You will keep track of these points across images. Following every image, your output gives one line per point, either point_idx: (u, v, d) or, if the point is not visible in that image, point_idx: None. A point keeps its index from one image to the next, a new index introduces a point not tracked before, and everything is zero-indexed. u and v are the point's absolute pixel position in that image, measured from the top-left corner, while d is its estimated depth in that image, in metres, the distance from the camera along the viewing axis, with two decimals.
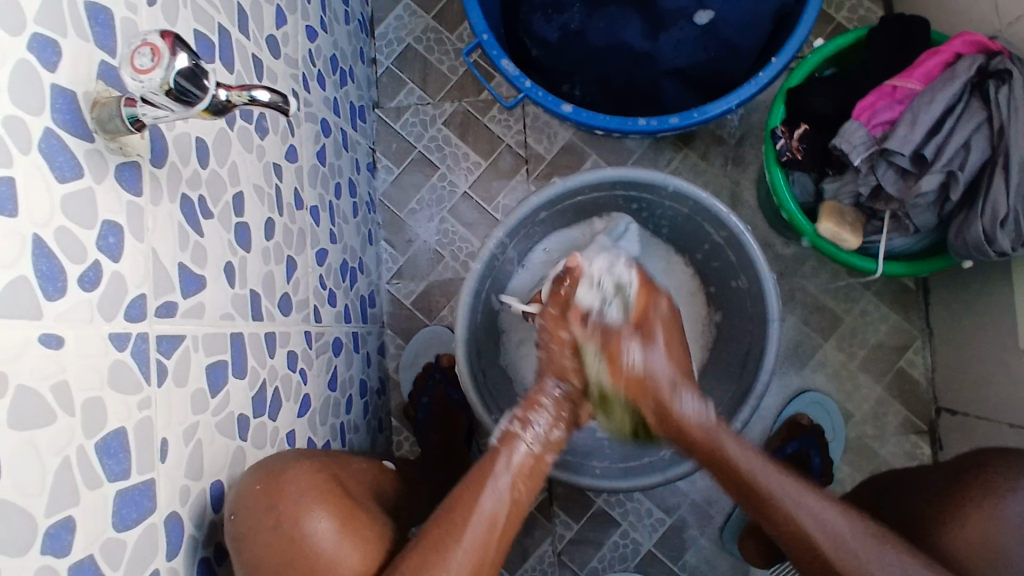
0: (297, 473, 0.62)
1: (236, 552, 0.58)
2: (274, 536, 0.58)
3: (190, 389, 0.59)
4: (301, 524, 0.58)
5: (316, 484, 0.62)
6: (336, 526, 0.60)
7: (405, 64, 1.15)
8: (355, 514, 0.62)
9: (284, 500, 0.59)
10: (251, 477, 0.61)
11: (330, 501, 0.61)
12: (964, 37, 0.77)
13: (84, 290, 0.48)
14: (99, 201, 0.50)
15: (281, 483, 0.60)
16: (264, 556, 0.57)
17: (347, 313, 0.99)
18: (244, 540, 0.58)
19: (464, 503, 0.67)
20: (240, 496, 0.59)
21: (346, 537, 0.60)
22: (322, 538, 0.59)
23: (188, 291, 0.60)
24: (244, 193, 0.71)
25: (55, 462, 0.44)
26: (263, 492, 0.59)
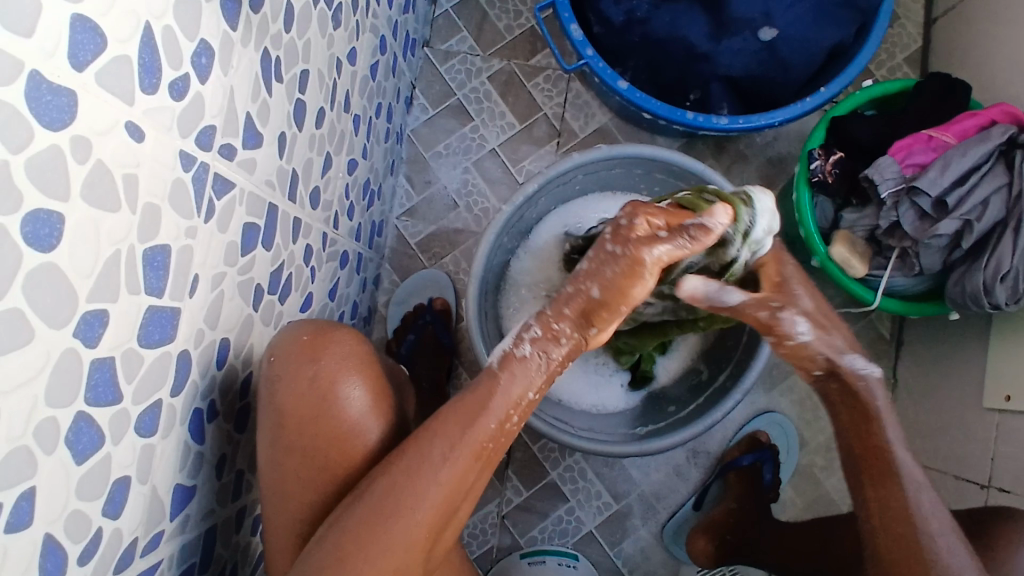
0: (341, 338, 0.66)
1: (267, 389, 0.63)
2: (307, 388, 0.63)
3: (227, 239, 0.59)
4: (335, 386, 0.63)
5: (359, 354, 0.66)
6: (365, 396, 0.65)
7: (464, 11, 1.16)
8: (386, 393, 0.68)
9: (325, 357, 0.64)
10: (301, 327, 0.65)
11: (365, 371, 0.66)
12: (1002, 106, 0.84)
13: (170, 98, 0.47)
14: (202, 19, 0.49)
15: (325, 342, 0.65)
16: (292, 397, 0.63)
17: (359, 232, 0.98)
18: (277, 383, 0.62)
19: (456, 432, 0.62)
20: (284, 344, 0.64)
21: (375, 411, 0.66)
22: (352, 405, 0.64)
23: (247, 144, 0.59)
24: (310, 73, 0.71)
25: (108, 252, 0.44)
26: (307, 345, 0.64)
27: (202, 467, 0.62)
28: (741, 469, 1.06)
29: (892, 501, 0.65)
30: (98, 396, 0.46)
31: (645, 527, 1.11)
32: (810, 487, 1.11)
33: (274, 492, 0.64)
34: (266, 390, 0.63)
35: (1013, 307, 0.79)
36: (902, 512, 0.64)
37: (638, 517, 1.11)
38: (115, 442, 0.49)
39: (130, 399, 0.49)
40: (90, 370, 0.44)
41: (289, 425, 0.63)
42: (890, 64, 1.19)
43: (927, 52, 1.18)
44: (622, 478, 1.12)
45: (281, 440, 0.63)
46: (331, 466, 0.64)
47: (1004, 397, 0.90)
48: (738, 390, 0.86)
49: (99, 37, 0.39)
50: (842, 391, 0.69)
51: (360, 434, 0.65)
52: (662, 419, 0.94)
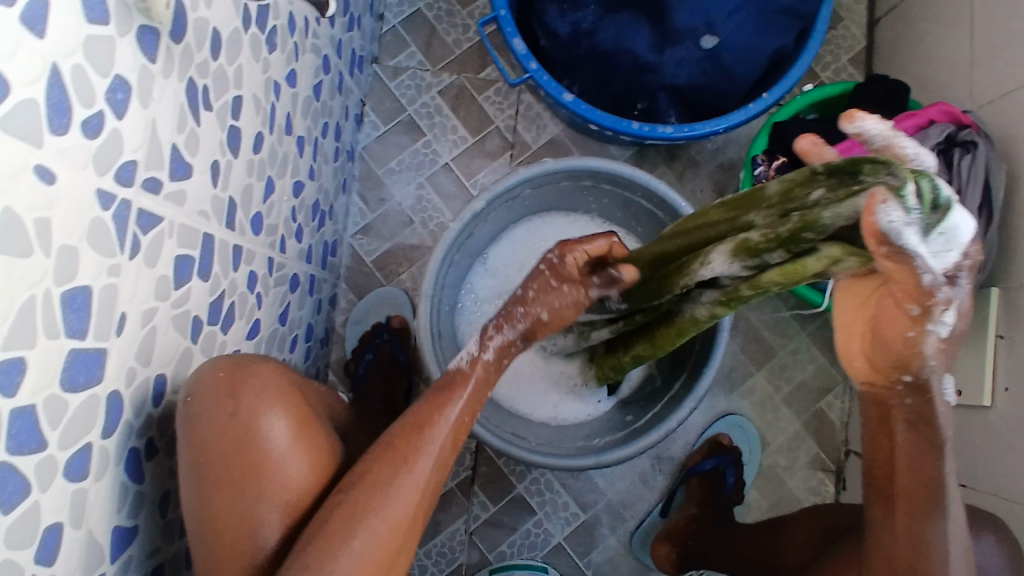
0: (260, 371, 0.65)
1: (185, 431, 0.61)
2: (229, 424, 0.61)
3: (157, 274, 0.57)
4: (257, 417, 0.62)
5: (279, 386, 0.65)
6: (288, 427, 0.63)
7: (411, 27, 1.16)
8: (308, 423, 0.67)
9: (244, 391, 0.62)
10: (216, 365, 0.64)
11: (287, 403, 0.64)
12: (940, 106, 0.85)
13: (85, 136, 0.46)
14: (117, 54, 0.48)
15: (244, 377, 0.63)
16: (213, 434, 0.60)
17: (309, 254, 0.97)
18: (195, 422, 0.61)
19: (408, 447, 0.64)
20: (204, 383, 0.62)
21: (299, 445, 0.64)
22: (276, 438, 0.62)
23: (175, 176, 0.58)
24: (243, 98, 0.70)
25: (24, 298, 0.42)
26: (226, 381, 0.63)
27: (142, 507, 0.61)
28: (703, 473, 1.07)
29: (925, 536, 0.62)
30: (20, 445, 0.44)
31: (614, 536, 1.11)
32: (774, 487, 1.12)
33: (205, 538, 0.61)
34: (184, 430, 0.61)
35: None
36: (933, 550, 0.62)
37: (606, 526, 1.11)
38: (42, 491, 0.47)
39: (56, 445, 0.48)
40: (11, 420, 0.43)
41: (210, 465, 0.60)
42: (835, 65, 1.20)
43: (871, 53, 1.20)
44: (588, 488, 1.12)
45: (204, 482, 0.60)
46: (270, 499, 0.62)
47: (954, 392, 0.91)
48: (692, 396, 0.87)
49: (2, 82, 0.38)
50: (914, 416, 0.58)
51: (289, 466, 0.63)
52: (620, 429, 0.94)
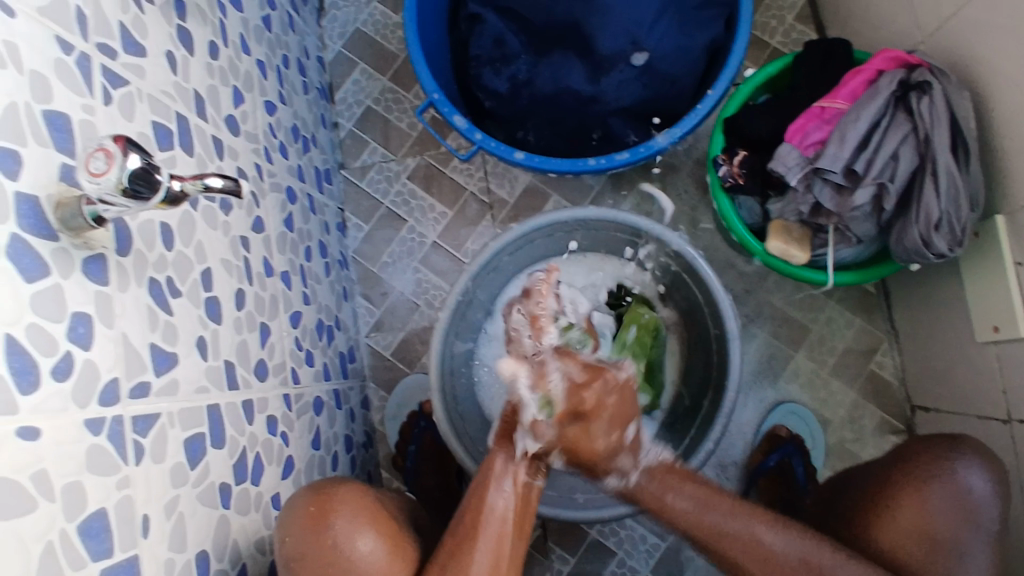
0: (342, 497, 0.71)
1: (290, 568, 0.68)
2: (326, 554, 0.68)
3: (169, 464, 0.62)
4: (348, 544, 0.68)
5: (362, 507, 0.71)
6: (378, 543, 0.70)
7: (366, 125, 1.20)
8: (396, 537, 0.73)
9: (335, 521, 0.69)
10: (304, 500, 0.70)
11: (376, 523, 0.71)
12: (884, 54, 0.82)
13: (56, 382, 0.50)
14: (67, 296, 0.53)
15: (331, 507, 0.70)
16: (315, 568, 0.67)
17: (326, 371, 1.01)
18: (296, 559, 0.68)
19: (465, 534, 0.73)
20: (293, 521, 0.69)
21: (390, 558, 0.70)
22: (369, 557, 0.69)
23: (160, 369, 0.63)
24: (211, 269, 0.74)
25: (39, 548, 0.46)
26: (317, 514, 0.69)
27: None
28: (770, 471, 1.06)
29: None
30: None
31: (700, 555, 1.09)
32: (848, 464, 1.08)
33: None
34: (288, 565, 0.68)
35: (958, 251, 0.78)
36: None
37: (690, 548, 1.10)
38: None
39: None
40: None
41: None
42: (783, 28, 1.17)
43: (815, 3, 1.17)
44: None
45: None
46: None
47: (993, 328, 0.87)
48: (721, 412, 0.86)
49: None
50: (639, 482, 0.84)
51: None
52: (664, 458, 0.94)
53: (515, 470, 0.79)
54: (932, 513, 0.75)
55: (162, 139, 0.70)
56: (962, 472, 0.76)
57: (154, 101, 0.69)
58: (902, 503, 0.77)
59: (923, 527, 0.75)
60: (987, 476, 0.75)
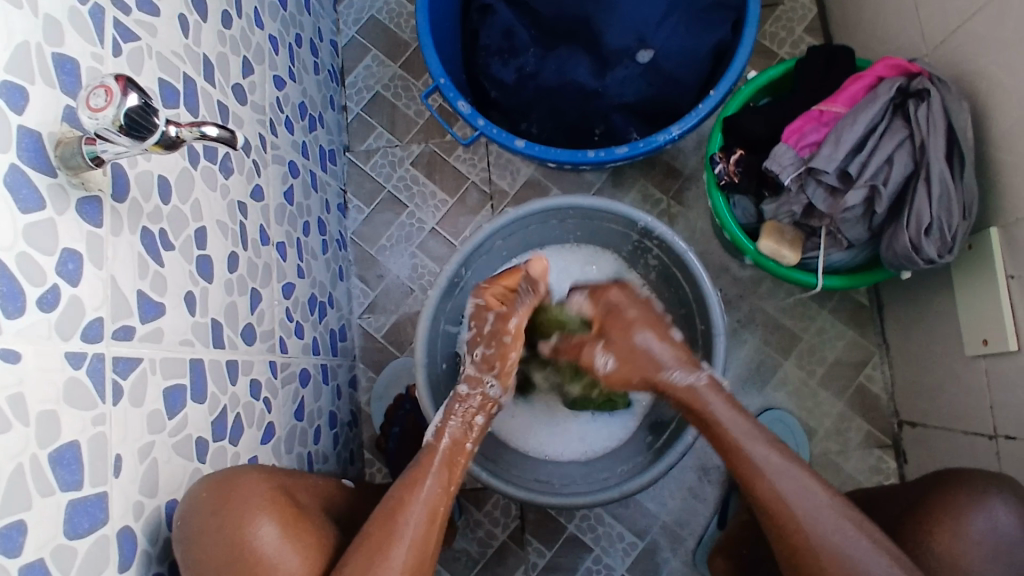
0: (243, 483, 0.67)
1: (184, 556, 0.62)
2: (221, 541, 0.63)
3: (148, 410, 0.62)
4: (244, 529, 0.64)
5: (262, 493, 0.67)
6: (277, 531, 0.65)
7: (374, 110, 1.22)
8: (297, 520, 0.68)
9: (231, 506, 0.64)
10: (200, 486, 0.65)
11: (272, 510, 0.66)
12: (885, 61, 0.83)
13: (42, 311, 0.51)
14: (60, 231, 0.54)
15: (230, 493, 0.65)
16: (213, 558, 0.62)
17: (315, 345, 1.01)
18: (191, 546, 0.62)
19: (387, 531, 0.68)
20: (190, 509, 0.63)
21: (288, 541, 0.66)
22: (265, 543, 0.64)
23: (147, 317, 0.64)
24: (207, 228, 0.75)
25: (10, 468, 0.47)
26: (215, 499, 0.64)
27: None
28: None
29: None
30: None
31: (676, 557, 1.09)
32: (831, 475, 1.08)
33: None
34: (182, 554, 0.63)
35: (947, 258, 0.78)
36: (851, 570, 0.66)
37: (667, 549, 1.09)
38: None
39: None
40: None
41: None
42: (792, 39, 1.18)
43: (825, 17, 1.18)
44: (640, 514, 1.11)
45: None
46: None
47: (982, 341, 0.87)
48: None
49: None
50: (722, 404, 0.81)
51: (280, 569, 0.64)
52: (643, 453, 0.94)
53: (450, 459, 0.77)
54: (969, 548, 0.72)
55: (168, 97, 0.71)
56: (996, 508, 0.73)
57: (163, 60, 0.70)
58: (939, 529, 0.74)
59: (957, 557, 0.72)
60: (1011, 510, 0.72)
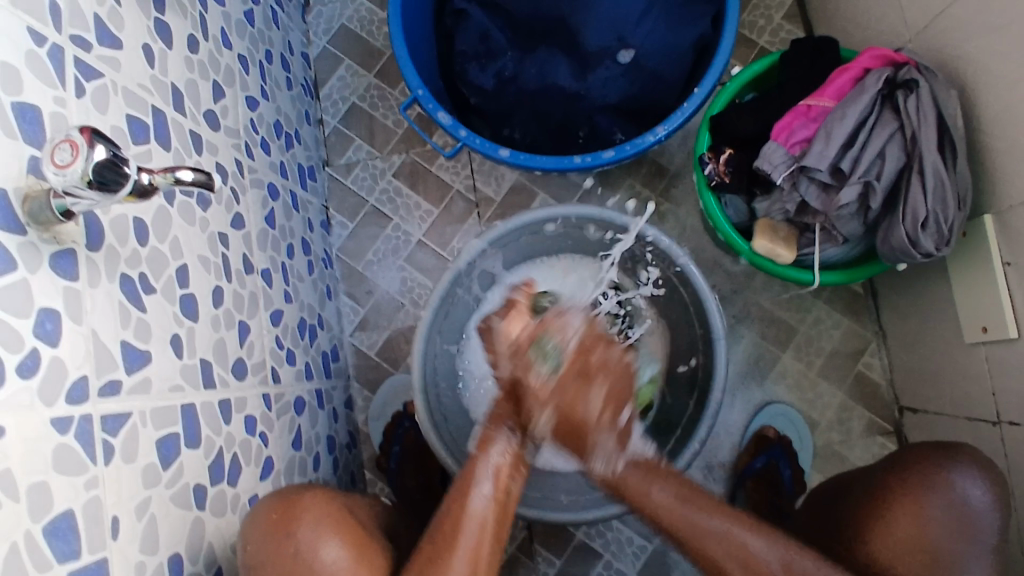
0: (309, 503, 0.71)
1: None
2: (286, 560, 0.67)
3: (140, 465, 0.60)
4: (314, 550, 0.67)
5: (331, 513, 0.71)
6: (345, 553, 0.69)
7: (351, 122, 1.19)
8: (364, 541, 0.72)
9: (296, 528, 0.68)
10: (268, 506, 0.70)
11: (341, 530, 0.70)
12: (871, 52, 0.82)
13: (22, 379, 0.49)
14: (35, 292, 0.51)
15: (295, 514, 0.69)
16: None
17: (308, 371, 0.99)
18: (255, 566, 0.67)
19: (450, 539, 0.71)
20: (256, 526, 0.68)
21: (358, 563, 0.69)
22: (334, 563, 0.68)
23: (132, 367, 0.61)
24: (188, 265, 0.73)
25: (3, 549, 0.45)
26: (280, 522, 0.68)
27: None
28: (758, 473, 1.05)
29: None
30: None
31: (686, 557, 1.09)
32: (836, 465, 1.08)
33: None
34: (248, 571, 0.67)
35: (945, 250, 0.77)
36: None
37: (677, 549, 1.09)
38: None
39: None
40: None
41: None
42: (771, 27, 1.16)
43: (803, 3, 1.16)
44: None
45: None
46: None
47: (980, 328, 0.86)
48: (707, 413, 0.85)
49: None
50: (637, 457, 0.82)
51: None
52: None
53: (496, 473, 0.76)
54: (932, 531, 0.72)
55: (137, 134, 0.68)
56: (962, 485, 0.73)
57: (130, 95, 0.67)
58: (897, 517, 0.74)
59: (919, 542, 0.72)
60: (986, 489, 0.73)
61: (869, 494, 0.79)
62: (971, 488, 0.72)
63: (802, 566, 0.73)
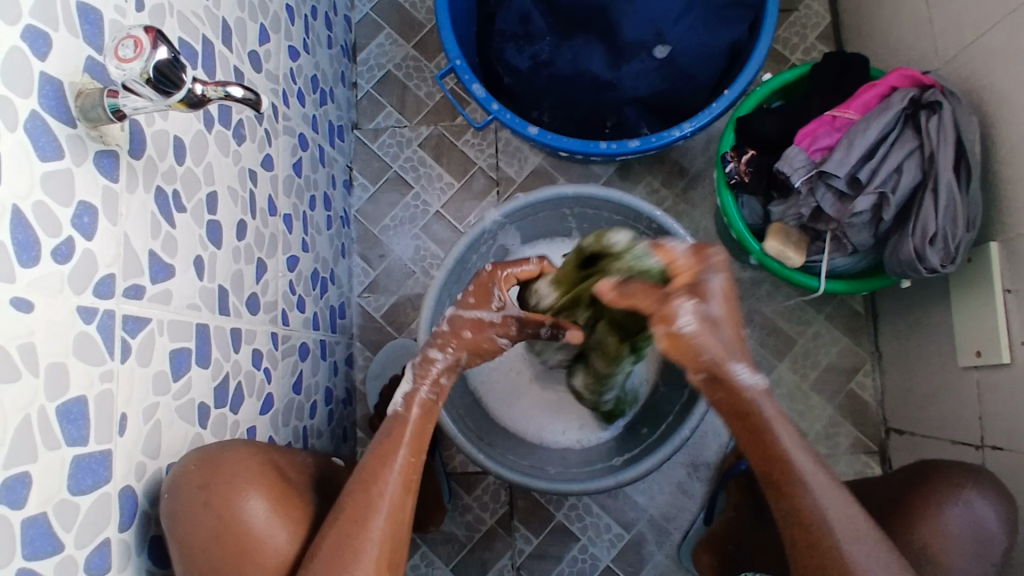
0: (230, 457, 0.66)
1: (170, 528, 0.61)
2: (206, 516, 0.62)
3: (152, 371, 0.62)
4: (232, 504, 0.63)
5: (253, 470, 0.66)
6: (266, 506, 0.65)
7: (385, 89, 1.21)
8: (285, 494, 0.68)
9: (217, 480, 0.63)
10: (185, 458, 0.64)
11: (261, 484, 0.66)
12: (900, 72, 0.84)
13: (55, 263, 0.51)
14: (77, 184, 0.53)
15: (216, 465, 0.64)
16: (201, 528, 0.61)
17: (315, 321, 1.01)
18: (178, 519, 0.61)
19: (375, 491, 0.67)
20: (176, 482, 0.62)
21: (276, 515, 0.66)
22: (254, 516, 0.64)
23: (156, 278, 0.63)
24: (218, 194, 0.75)
25: (17, 419, 0.47)
26: (198, 472, 0.63)
27: None
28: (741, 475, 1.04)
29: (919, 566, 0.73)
30: (36, 548, 0.49)
31: (662, 551, 1.10)
32: None
33: None
34: (168, 527, 0.61)
35: (950, 268, 0.79)
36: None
37: (653, 542, 1.10)
38: None
39: (72, 544, 0.52)
40: (23, 527, 0.48)
41: (200, 555, 0.62)
42: (805, 45, 1.19)
43: (838, 26, 1.19)
44: (629, 506, 1.12)
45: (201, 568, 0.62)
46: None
47: (975, 353, 0.88)
48: (699, 404, 0.87)
49: None
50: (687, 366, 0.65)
51: (269, 542, 0.64)
52: (637, 445, 0.95)
53: (416, 436, 0.71)
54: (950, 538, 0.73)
55: (187, 58, 0.70)
56: (976, 501, 0.75)
57: (184, 20, 0.70)
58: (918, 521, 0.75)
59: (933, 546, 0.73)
60: (996, 509, 0.75)
61: (898, 497, 0.80)
62: (982, 503, 0.74)
63: (864, 548, 0.62)
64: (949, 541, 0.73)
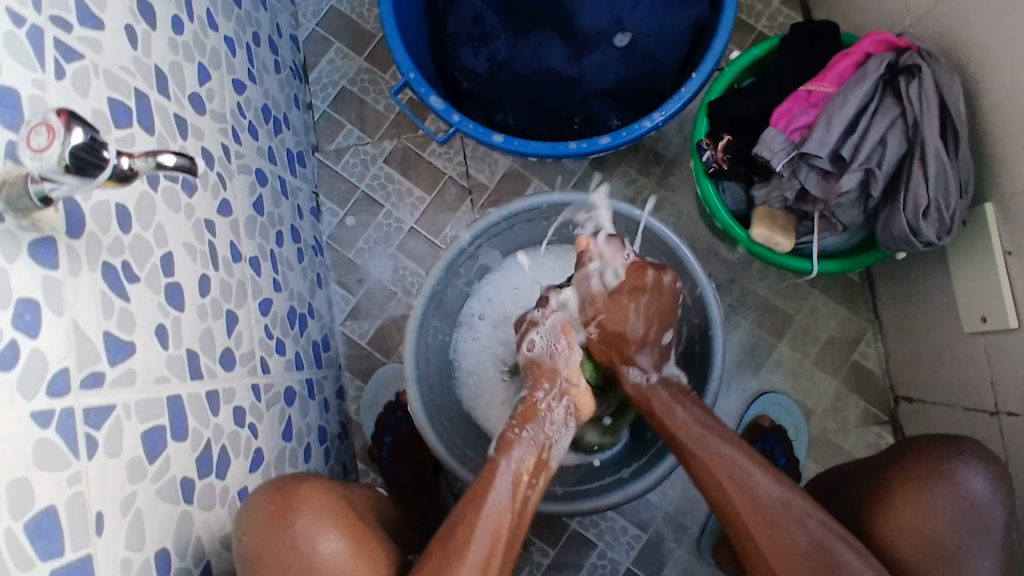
0: (306, 494, 0.69)
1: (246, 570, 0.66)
2: (285, 557, 0.65)
3: (125, 459, 0.59)
4: (306, 546, 0.66)
5: (326, 504, 0.69)
6: (344, 546, 0.67)
7: (341, 106, 1.17)
8: (364, 535, 0.70)
9: (293, 520, 0.66)
10: (265, 496, 0.68)
11: (338, 523, 0.68)
12: (872, 37, 0.80)
13: (0, 372, 0.47)
14: (12, 281, 0.49)
15: (292, 503, 0.68)
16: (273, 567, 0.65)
17: (298, 360, 0.97)
18: (253, 559, 0.65)
19: (469, 514, 0.70)
20: (253, 518, 0.67)
21: (357, 556, 0.68)
22: (331, 556, 0.66)
23: (116, 359, 0.59)
24: (174, 254, 0.71)
25: None
26: (278, 512, 0.67)
27: None
28: None
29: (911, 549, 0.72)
30: None
31: (681, 546, 1.08)
32: (831, 454, 1.07)
33: None
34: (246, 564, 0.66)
35: (946, 239, 0.76)
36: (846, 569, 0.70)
37: (671, 539, 1.09)
38: None
39: None
40: None
41: None
42: (770, 11, 1.14)
43: None
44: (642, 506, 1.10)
45: None
46: None
47: (979, 318, 0.86)
48: (703, 406, 0.84)
49: None
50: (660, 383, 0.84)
51: None
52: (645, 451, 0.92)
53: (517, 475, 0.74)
54: (942, 519, 0.71)
55: (120, 117, 0.66)
56: (965, 473, 0.72)
57: (112, 77, 0.65)
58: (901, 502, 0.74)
59: (923, 527, 0.71)
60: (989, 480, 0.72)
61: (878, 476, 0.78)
62: (972, 475, 0.72)
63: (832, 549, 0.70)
64: (936, 515, 0.71)
